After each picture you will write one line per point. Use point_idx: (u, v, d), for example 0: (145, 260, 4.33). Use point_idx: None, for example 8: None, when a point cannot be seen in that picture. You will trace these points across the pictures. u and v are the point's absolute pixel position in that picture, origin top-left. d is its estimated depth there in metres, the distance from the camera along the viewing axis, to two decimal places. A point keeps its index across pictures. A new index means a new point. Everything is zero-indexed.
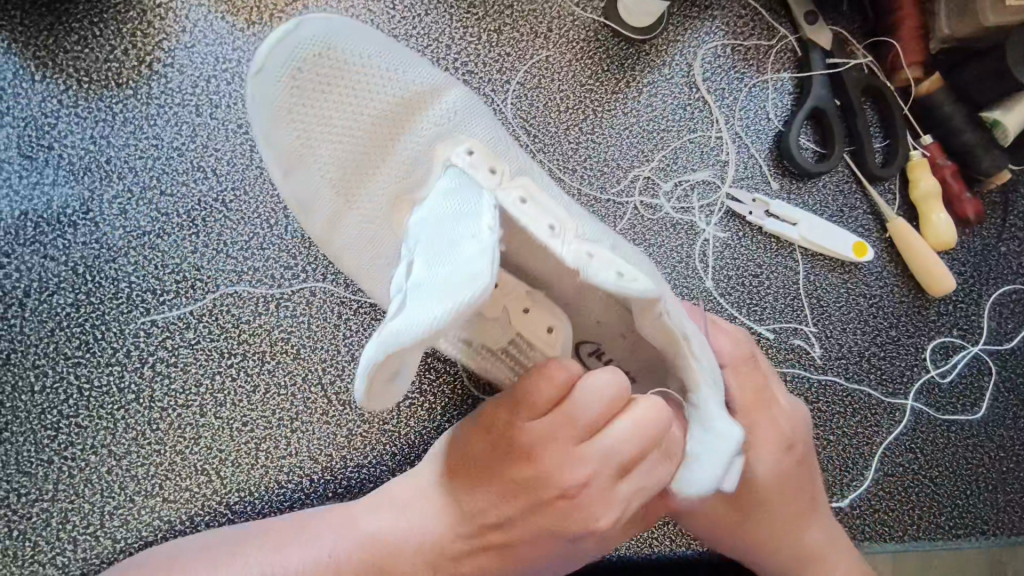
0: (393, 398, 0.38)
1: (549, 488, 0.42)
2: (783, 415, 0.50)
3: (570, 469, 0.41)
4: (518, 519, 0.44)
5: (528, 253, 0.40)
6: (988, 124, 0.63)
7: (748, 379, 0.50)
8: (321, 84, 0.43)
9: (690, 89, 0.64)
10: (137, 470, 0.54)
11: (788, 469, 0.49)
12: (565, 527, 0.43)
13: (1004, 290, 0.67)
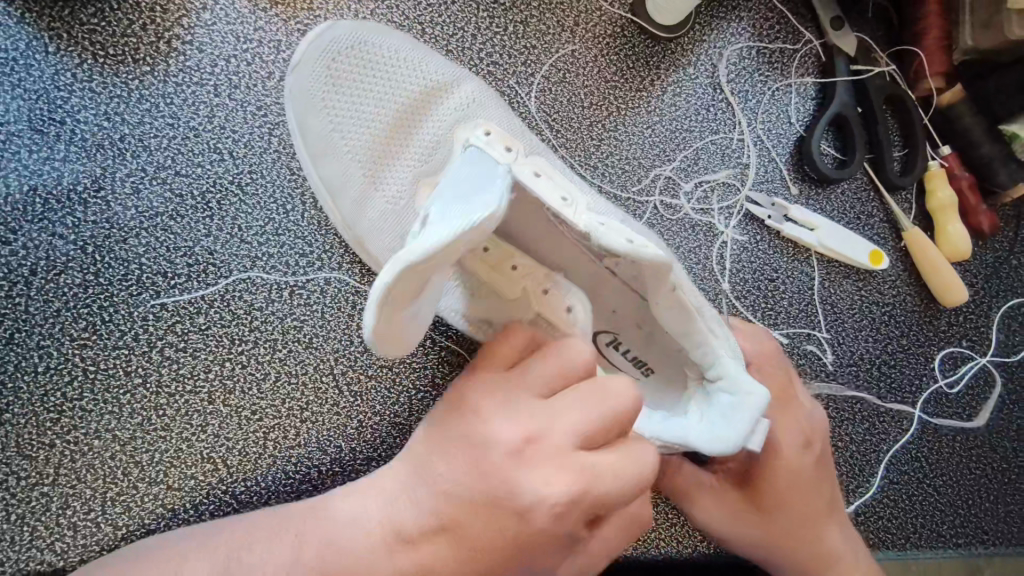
0: (399, 349, 0.36)
1: (485, 446, 0.37)
2: (805, 414, 0.50)
3: (511, 424, 0.37)
4: (466, 496, 0.37)
5: (542, 235, 0.42)
6: (1005, 137, 0.64)
7: (772, 377, 0.50)
8: (351, 74, 0.51)
9: (713, 91, 0.63)
10: (141, 455, 0.53)
11: (809, 472, 0.49)
12: (504, 503, 0.36)
13: (1014, 303, 0.67)
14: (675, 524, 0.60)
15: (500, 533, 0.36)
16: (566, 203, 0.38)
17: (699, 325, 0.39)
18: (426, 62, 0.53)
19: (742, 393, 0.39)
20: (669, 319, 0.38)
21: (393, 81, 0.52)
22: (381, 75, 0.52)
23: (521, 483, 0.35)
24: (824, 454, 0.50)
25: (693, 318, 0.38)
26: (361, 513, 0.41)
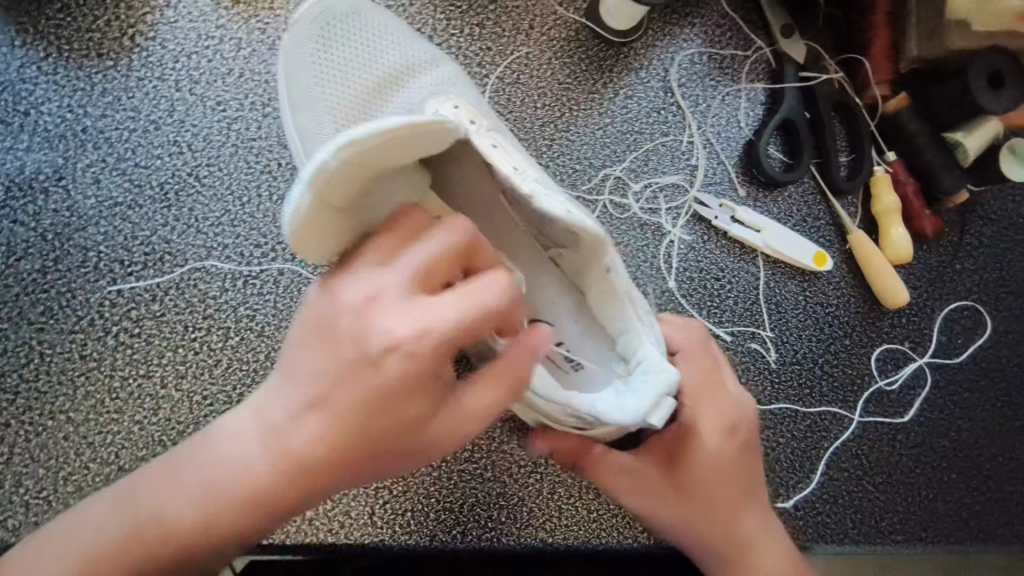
0: (319, 248, 0.40)
1: (345, 339, 0.38)
2: (731, 401, 0.51)
3: (370, 320, 0.37)
4: (336, 387, 0.38)
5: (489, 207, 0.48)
6: (949, 143, 0.66)
7: (699, 364, 0.51)
8: (339, 33, 0.49)
9: (665, 94, 0.65)
10: (94, 436, 0.54)
11: (731, 456, 0.51)
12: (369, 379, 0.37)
13: (956, 306, 0.69)
14: (616, 514, 0.62)
15: (361, 395, 0.38)
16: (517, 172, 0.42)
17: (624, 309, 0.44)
18: (409, 41, 0.53)
19: (655, 371, 0.41)
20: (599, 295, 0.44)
21: (371, 50, 0.50)
22: (360, 42, 0.50)
23: (376, 340, 0.37)
24: (748, 440, 0.51)
25: (621, 300, 0.43)
26: (239, 445, 0.42)
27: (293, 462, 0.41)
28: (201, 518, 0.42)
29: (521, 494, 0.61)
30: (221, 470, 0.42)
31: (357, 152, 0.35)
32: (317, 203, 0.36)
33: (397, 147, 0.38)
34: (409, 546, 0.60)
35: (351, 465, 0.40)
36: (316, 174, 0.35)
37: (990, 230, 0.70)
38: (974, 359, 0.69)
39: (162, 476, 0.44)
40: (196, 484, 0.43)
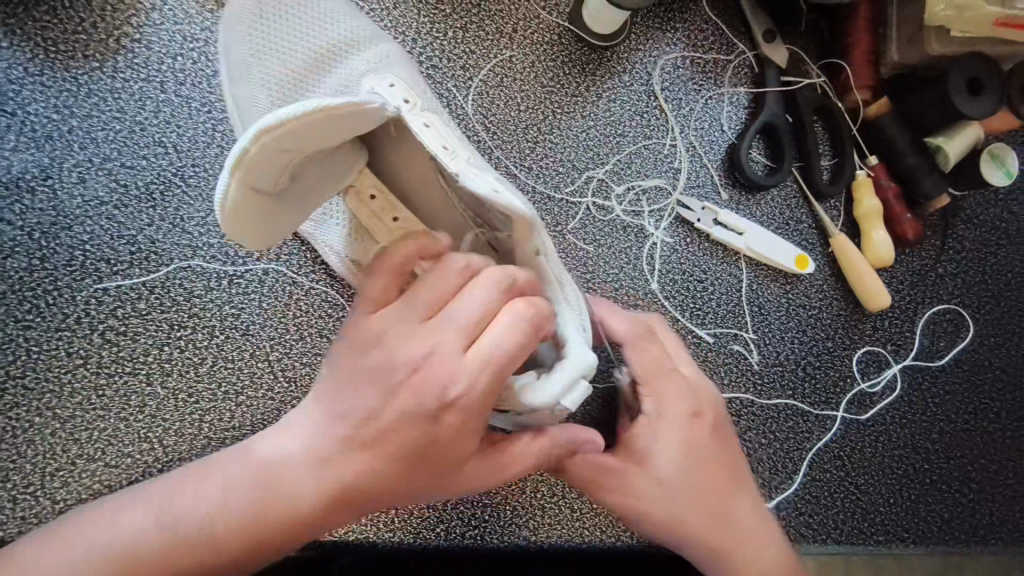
0: (259, 235, 0.42)
1: (394, 363, 0.39)
2: (689, 387, 0.54)
3: (413, 346, 0.38)
4: (385, 408, 0.39)
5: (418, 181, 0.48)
6: (930, 148, 0.66)
7: (648, 351, 0.54)
8: (277, 12, 0.50)
9: (648, 98, 0.66)
10: (79, 433, 0.55)
11: (699, 439, 0.52)
12: (415, 407, 0.38)
13: (939, 309, 0.70)
14: (598, 514, 0.62)
15: (417, 437, 0.39)
16: (447, 152, 0.40)
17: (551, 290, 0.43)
18: (350, 19, 0.53)
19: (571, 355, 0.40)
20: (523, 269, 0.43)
21: (310, 30, 0.50)
22: (300, 24, 0.51)
23: (425, 370, 0.38)
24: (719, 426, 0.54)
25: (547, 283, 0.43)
26: (280, 450, 0.43)
27: (326, 475, 0.41)
28: (241, 545, 0.42)
29: (504, 493, 0.61)
30: (260, 472, 0.43)
31: (275, 137, 0.36)
32: (243, 183, 0.38)
33: (323, 128, 0.38)
34: (391, 544, 0.60)
35: (387, 489, 0.41)
36: (239, 160, 0.37)
37: (972, 233, 0.71)
38: (956, 361, 0.70)
39: (199, 476, 0.45)
40: (219, 514, 0.42)
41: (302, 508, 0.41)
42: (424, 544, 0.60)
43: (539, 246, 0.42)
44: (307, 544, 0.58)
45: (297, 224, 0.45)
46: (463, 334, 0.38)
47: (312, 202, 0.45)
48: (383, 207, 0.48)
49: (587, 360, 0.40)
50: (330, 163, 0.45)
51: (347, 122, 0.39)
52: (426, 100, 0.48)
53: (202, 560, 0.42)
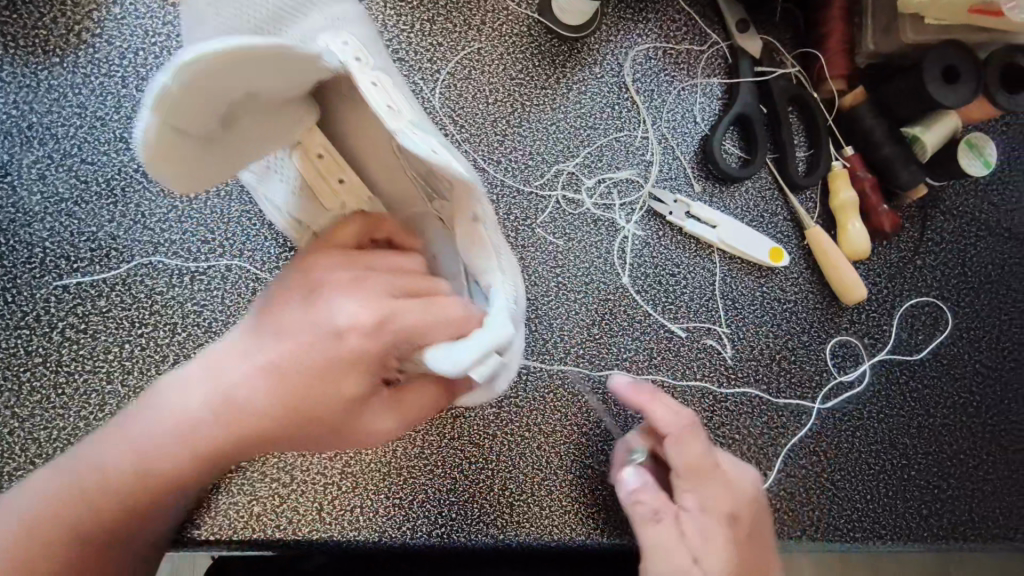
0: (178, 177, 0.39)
1: (317, 308, 0.45)
2: (727, 484, 0.53)
3: (338, 290, 0.45)
4: (302, 348, 0.44)
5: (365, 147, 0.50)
6: (907, 139, 0.65)
7: (692, 448, 0.52)
8: None
9: (620, 90, 0.65)
10: (39, 432, 0.54)
11: (739, 534, 0.52)
12: (325, 346, 0.44)
13: (917, 302, 0.69)
14: (568, 511, 0.61)
15: (326, 367, 0.44)
16: (390, 110, 0.41)
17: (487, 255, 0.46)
18: None
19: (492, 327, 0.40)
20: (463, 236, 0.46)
21: None
22: None
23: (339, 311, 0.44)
24: (752, 514, 0.53)
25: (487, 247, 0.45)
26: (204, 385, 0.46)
27: (242, 410, 0.45)
28: (169, 467, 0.47)
29: (473, 490, 0.60)
30: (186, 408, 0.46)
31: (198, 75, 0.33)
32: (164, 124, 0.35)
33: (251, 66, 0.35)
34: (356, 542, 0.59)
35: (297, 423, 0.46)
36: (158, 98, 0.33)
37: (951, 225, 0.70)
38: (935, 355, 0.69)
39: (136, 414, 0.48)
40: (134, 441, 0.47)
41: (212, 442, 0.46)
42: (390, 542, 0.59)
43: (476, 214, 0.44)
44: (272, 542, 0.58)
45: (224, 168, 0.43)
46: (391, 287, 0.45)
47: (241, 151, 0.43)
48: (328, 167, 0.50)
49: (506, 335, 0.40)
50: (267, 117, 0.43)
51: (279, 62, 0.37)
52: (378, 58, 0.47)
53: (122, 481, 0.47)
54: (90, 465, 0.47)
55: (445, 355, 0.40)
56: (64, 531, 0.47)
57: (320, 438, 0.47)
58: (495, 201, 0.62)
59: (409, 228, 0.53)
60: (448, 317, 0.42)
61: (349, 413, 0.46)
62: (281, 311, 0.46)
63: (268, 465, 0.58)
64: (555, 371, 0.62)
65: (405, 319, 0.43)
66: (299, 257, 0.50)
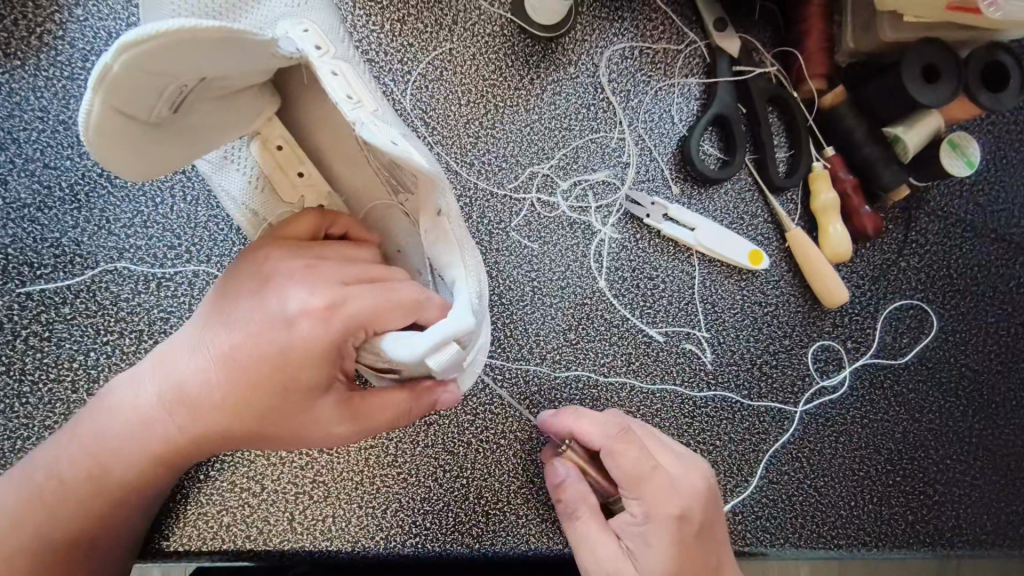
0: (129, 164, 0.41)
1: (266, 301, 0.44)
2: (671, 488, 0.51)
3: (289, 283, 0.44)
4: (251, 341, 0.43)
5: (331, 138, 0.51)
6: (889, 140, 0.64)
7: (626, 456, 0.51)
8: None
9: (595, 90, 0.64)
10: (0, 443, 0.53)
11: (685, 541, 0.51)
12: (273, 340, 0.43)
13: (902, 304, 0.67)
14: (544, 520, 0.59)
15: (274, 361, 0.42)
16: (349, 100, 0.41)
17: (447, 246, 0.46)
18: None
19: (453, 317, 0.40)
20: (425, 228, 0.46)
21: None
22: None
23: (286, 303, 0.43)
24: (703, 519, 0.52)
25: (445, 236, 0.46)
26: (161, 380, 0.46)
27: (196, 403, 0.45)
28: (132, 461, 0.47)
29: (447, 499, 0.59)
30: (145, 402, 0.46)
31: (142, 57, 0.35)
32: (109, 103, 0.36)
33: (198, 52, 0.37)
34: (328, 553, 0.58)
35: (248, 420, 0.44)
36: (102, 78, 0.35)
37: (936, 226, 0.68)
38: (920, 358, 0.67)
39: (93, 412, 0.48)
40: (94, 440, 0.47)
41: (170, 435, 0.46)
42: (364, 552, 0.58)
43: (438, 206, 0.45)
44: (242, 553, 0.56)
45: (179, 157, 0.44)
46: (340, 274, 0.44)
47: (200, 139, 0.44)
48: (287, 160, 0.51)
49: (465, 325, 0.40)
50: (227, 104, 0.45)
51: (230, 52, 0.38)
52: (339, 48, 0.48)
53: (84, 480, 0.47)
54: (49, 466, 0.47)
55: (405, 343, 0.40)
56: (30, 538, 0.47)
57: (276, 436, 0.46)
58: (468, 204, 0.62)
59: (370, 223, 0.54)
60: (399, 300, 0.42)
61: (303, 410, 0.44)
62: (228, 306, 0.45)
63: (237, 475, 0.57)
64: (531, 377, 0.61)
65: (352, 307, 0.42)
66: (250, 250, 0.48)
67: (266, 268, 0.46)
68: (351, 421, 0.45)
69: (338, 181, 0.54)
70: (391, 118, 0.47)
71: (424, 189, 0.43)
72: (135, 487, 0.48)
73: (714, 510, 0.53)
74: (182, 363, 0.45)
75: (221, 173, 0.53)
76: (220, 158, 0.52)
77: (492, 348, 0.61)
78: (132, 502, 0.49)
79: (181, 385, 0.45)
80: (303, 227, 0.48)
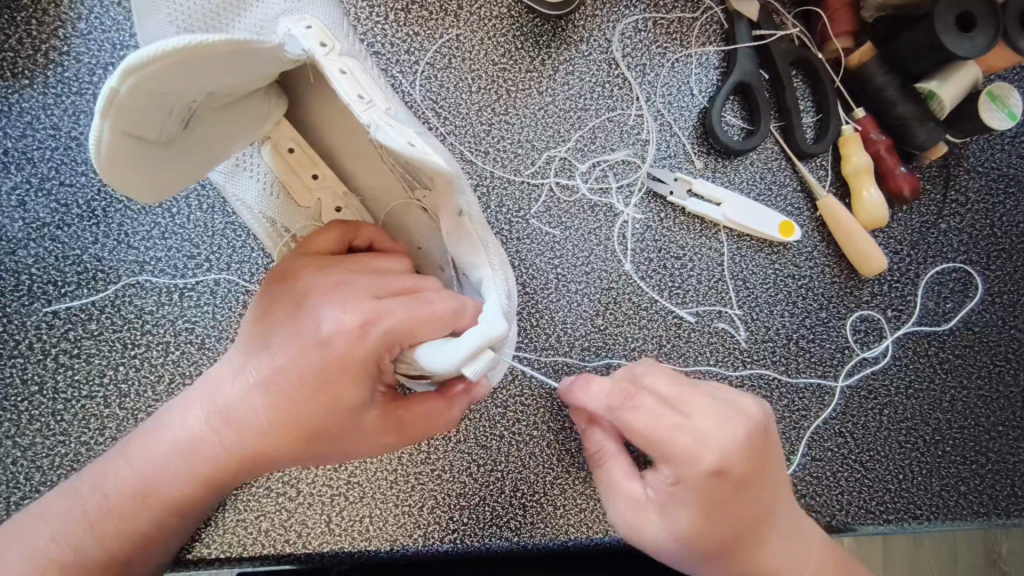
0: (140, 186, 0.39)
1: (303, 319, 0.43)
2: (702, 443, 0.44)
3: (322, 300, 0.43)
4: (291, 362, 0.43)
5: (343, 133, 0.50)
6: (922, 97, 0.60)
7: (638, 418, 0.44)
8: None
9: (609, 67, 0.62)
10: (41, 460, 0.53)
11: (720, 496, 0.44)
12: (311, 360, 0.42)
13: (944, 268, 0.64)
14: (583, 510, 0.58)
15: (315, 382, 0.42)
16: (360, 100, 0.39)
17: (472, 249, 0.45)
18: None
19: (486, 323, 0.38)
20: (449, 230, 0.45)
21: None
22: None
23: (322, 322, 0.42)
24: (743, 475, 0.44)
25: (471, 241, 0.45)
26: (206, 404, 0.46)
27: (242, 424, 0.44)
28: (176, 485, 0.46)
29: (483, 494, 0.58)
30: (192, 427, 0.46)
31: (149, 77, 0.33)
32: (118, 129, 0.35)
33: (202, 65, 0.35)
34: (368, 552, 0.57)
35: (293, 441, 0.43)
36: (108, 104, 0.34)
37: (977, 183, 0.65)
38: (965, 323, 0.64)
39: (140, 436, 0.48)
40: (139, 464, 0.46)
41: (213, 458, 0.45)
42: (404, 550, 0.57)
43: (459, 207, 0.43)
44: (282, 557, 0.56)
45: (187, 174, 0.43)
46: (374, 288, 0.43)
47: (207, 152, 0.44)
48: (300, 163, 0.51)
49: (501, 331, 0.38)
50: (226, 113, 0.44)
51: (238, 60, 0.37)
52: (345, 44, 0.46)
53: (126, 504, 0.46)
54: (94, 485, 0.47)
55: (440, 354, 0.38)
56: (69, 552, 0.45)
57: (323, 454, 0.45)
58: (485, 194, 0.60)
59: (390, 227, 0.53)
60: (435, 314, 0.41)
61: (348, 428, 0.43)
62: (268, 327, 0.45)
63: (272, 479, 0.56)
64: (561, 365, 0.60)
65: (389, 321, 0.41)
66: (281, 268, 0.47)
67: (299, 286, 0.45)
68: (395, 433, 0.45)
69: (354, 182, 0.52)
70: (405, 117, 0.45)
71: (447, 189, 0.41)
72: (180, 512, 0.47)
73: (762, 457, 0.46)
74: (227, 386, 0.45)
75: (235, 182, 0.52)
76: (232, 166, 0.52)
77: (519, 340, 0.59)
78: (173, 527, 0.47)
79: (226, 408, 0.45)
80: (327, 243, 0.47)
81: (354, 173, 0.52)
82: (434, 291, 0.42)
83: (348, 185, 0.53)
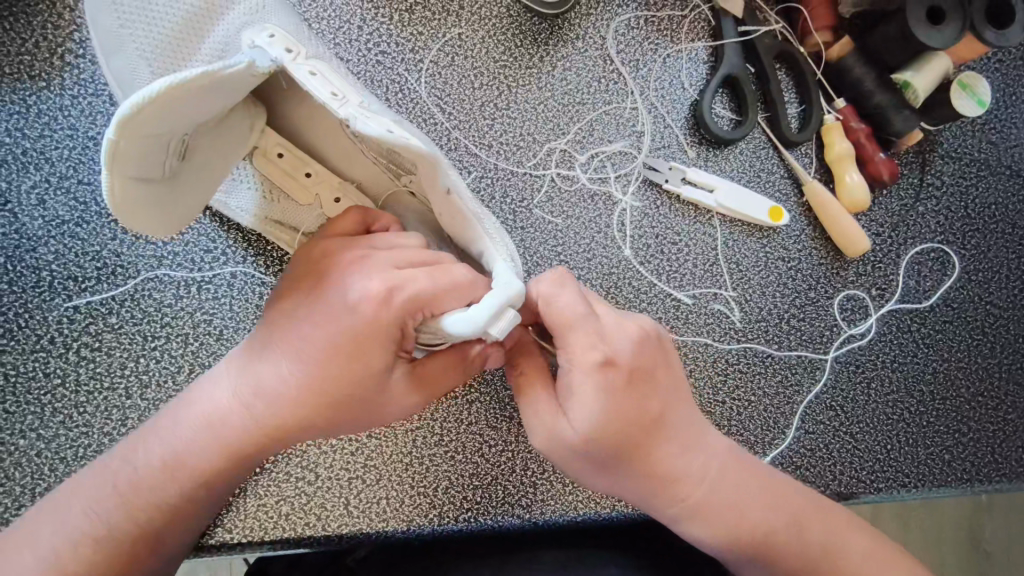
0: (153, 223, 0.45)
1: (327, 292, 0.46)
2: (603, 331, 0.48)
3: (345, 273, 0.46)
4: (320, 332, 0.45)
5: (329, 131, 0.52)
6: (899, 86, 0.64)
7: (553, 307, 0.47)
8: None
9: (604, 62, 0.66)
10: (65, 451, 0.55)
11: (614, 387, 0.47)
12: (339, 329, 0.45)
13: (923, 249, 0.68)
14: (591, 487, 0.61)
15: (344, 350, 0.44)
16: (335, 97, 0.41)
17: (470, 223, 0.46)
18: None
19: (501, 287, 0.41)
20: (447, 213, 0.47)
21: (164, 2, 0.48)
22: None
23: (349, 293, 0.45)
24: (634, 372, 0.48)
25: (468, 218, 0.46)
26: (236, 376, 0.48)
27: (274, 394, 0.46)
28: (208, 457, 0.48)
29: (495, 473, 0.61)
30: (223, 400, 0.48)
31: (138, 123, 0.37)
32: (122, 177, 0.40)
33: (186, 103, 0.39)
34: (385, 533, 0.59)
35: (325, 407, 0.46)
36: (110, 155, 0.38)
37: (950, 168, 0.69)
38: (944, 300, 0.68)
39: (170, 413, 0.50)
40: (170, 439, 0.48)
41: (244, 428, 0.47)
42: (420, 530, 0.59)
43: (446, 186, 0.44)
44: (302, 540, 0.58)
45: (192, 201, 0.48)
46: (396, 260, 0.45)
47: (207, 172, 0.48)
48: (292, 164, 0.53)
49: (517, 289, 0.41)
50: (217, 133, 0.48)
51: (213, 91, 0.41)
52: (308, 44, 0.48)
53: (157, 479, 0.47)
54: (124, 461, 0.48)
55: (458, 323, 0.41)
56: (101, 525, 0.47)
57: (350, 421, 0.47)
58: (489, 185, 0.63)
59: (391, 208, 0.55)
60: (455, 282, 0.43)
61: (378, 393, 0.46)
62: (295, 302, 0.47)
63: (292, 464, 0.58)
64: None
65: (413, 289, 0.43)
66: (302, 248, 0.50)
67: (321, 262, 0.48)
68: (418, 395, 0.47)
69: (346, 171, 0.55)
70: (377, 105, 0.48)
71: (432, 169, 0.43)
72: (207, 485, 0.48)
73: (667, 363, 0.51)
74: (258, 360, 0.47)
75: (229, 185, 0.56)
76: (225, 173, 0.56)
77: None
78: (201, 502, 0.49)
79: (258, 380, 0.47)
80: (349, 228, 0.49)
81: (343, 164, 0.54)
82: (450, 264, 0.44)
83: (342, 175, 0.55)
